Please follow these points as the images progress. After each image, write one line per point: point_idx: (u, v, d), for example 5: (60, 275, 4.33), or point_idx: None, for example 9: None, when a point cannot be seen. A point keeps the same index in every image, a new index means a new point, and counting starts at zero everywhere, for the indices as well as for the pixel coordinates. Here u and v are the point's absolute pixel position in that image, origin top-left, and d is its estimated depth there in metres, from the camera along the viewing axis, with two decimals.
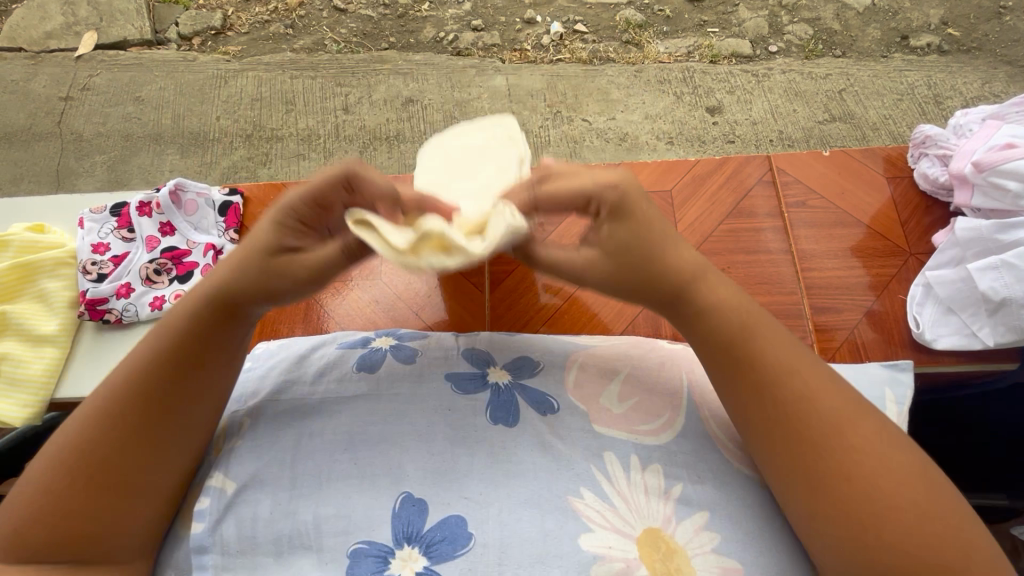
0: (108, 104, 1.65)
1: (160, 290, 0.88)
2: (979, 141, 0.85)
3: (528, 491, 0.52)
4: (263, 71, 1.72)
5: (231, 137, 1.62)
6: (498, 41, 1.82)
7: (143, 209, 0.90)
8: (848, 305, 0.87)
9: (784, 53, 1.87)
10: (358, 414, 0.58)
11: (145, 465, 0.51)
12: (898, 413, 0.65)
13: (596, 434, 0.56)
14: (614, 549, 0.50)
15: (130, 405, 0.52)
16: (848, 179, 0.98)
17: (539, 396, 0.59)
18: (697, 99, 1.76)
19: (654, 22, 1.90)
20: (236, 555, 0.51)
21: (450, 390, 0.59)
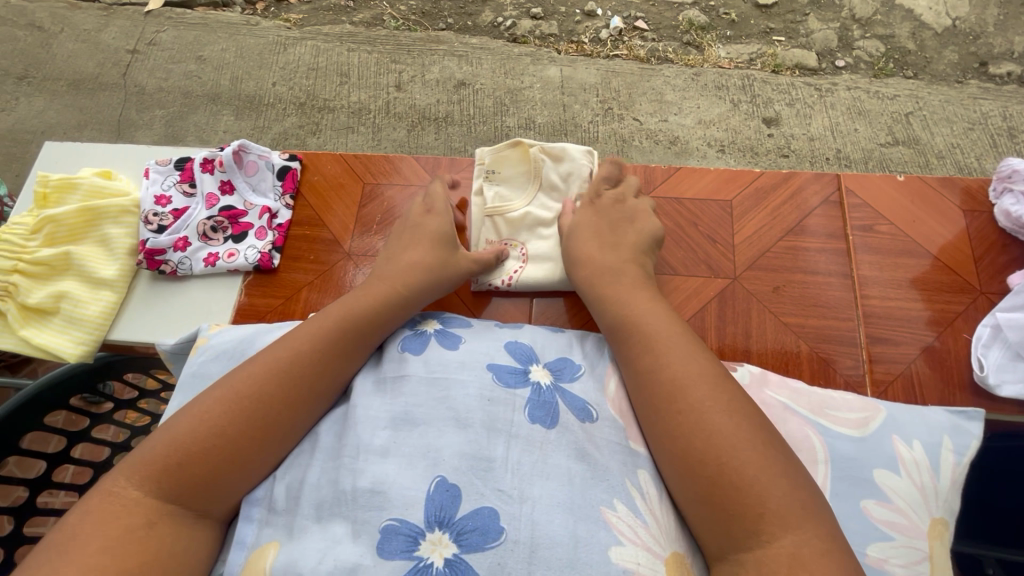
0: (172, 61, 1.69)
1: (215, 248, 0.91)
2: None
3: (563, 494, 0.52)
4: (321, 41, 1.74)
5: (285, 104, 1.64)
6: (555, 31, 1.80)
7: (207, 166, 0.94)
8: (906, 339, 0.84)
9: (851, 69, 1.80)
10: (402, 395, 0.59)
11: (271, 426, 0.59)
12: (951, 463, 0.66)
13: (632, 450, 0.59)
14: (642, 567, 0.49)
15: (282, 373, 0.62)
16: (919, 207, 0.93)
17: (578, 401, 0.61)
18: (754, 108, 1.71)
19: (717, 25, 1.84)
20: (282, 512, 0.55)
21: (492, 380, 0.60)
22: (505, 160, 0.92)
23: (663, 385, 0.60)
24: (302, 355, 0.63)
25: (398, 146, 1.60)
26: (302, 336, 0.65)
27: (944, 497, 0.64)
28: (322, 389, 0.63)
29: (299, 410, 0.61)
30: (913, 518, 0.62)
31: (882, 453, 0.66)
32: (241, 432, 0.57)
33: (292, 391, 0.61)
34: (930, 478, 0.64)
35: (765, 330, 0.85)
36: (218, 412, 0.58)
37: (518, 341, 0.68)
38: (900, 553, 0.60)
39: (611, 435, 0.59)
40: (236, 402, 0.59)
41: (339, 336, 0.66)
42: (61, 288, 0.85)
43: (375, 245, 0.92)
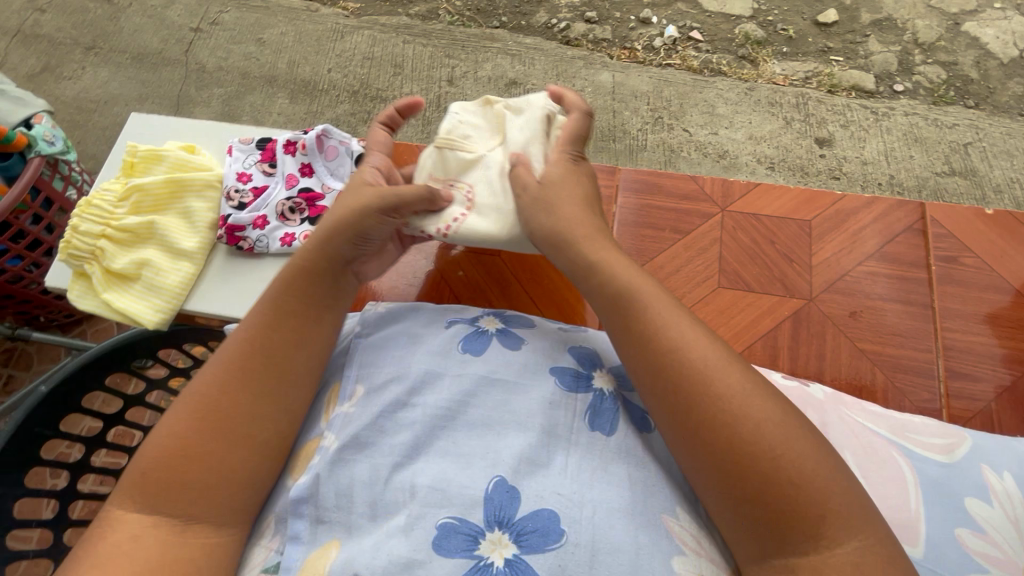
0: (232, 41, 1.73)
1: (292, 228, 0.93)
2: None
3: (623, 502, 0.52)
4: (378, 31, 1.76)
5: (338, 91, 1.67)
6: (608, 37, 1.80)
7: (290, 147, 0.96)
8: (987, 375, 0.82)
9: (910, 94, 1.76)
10: (461, 392, 0.60)
11: (243, 427, 0.59)
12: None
13: None
14: None
15: (236, 371, 0.61)
16: (1005, 241, 0.92)
17: (638, 413, 0.63)
18: (806, 127, 1.68)
19: (773, 41, 1.83)
20: (333, 510, 0.54)
21: (554, 384, 0.61)
22: (476, 115, 0.88)
23: (678, 380, 0.58)
24: (258, 342, 0.63)
25: None
26: (256, 323, 0.65)
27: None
28: (302, 366, 0.65)
29: (284, 394, 0.63)
30: (1008, 552, 0.60)
31: (970, 479, 0.65)
32: (234, 425, 0.59)
33: (268, 375, 0.62)
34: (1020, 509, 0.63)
35: (839, 355, 0.84)
36: (207, 412, 0.59)
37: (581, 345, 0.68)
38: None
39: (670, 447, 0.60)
40: (210, 401, 0.59)
41: (290, 312, 0.66)
42: (145, 257, 0.90)
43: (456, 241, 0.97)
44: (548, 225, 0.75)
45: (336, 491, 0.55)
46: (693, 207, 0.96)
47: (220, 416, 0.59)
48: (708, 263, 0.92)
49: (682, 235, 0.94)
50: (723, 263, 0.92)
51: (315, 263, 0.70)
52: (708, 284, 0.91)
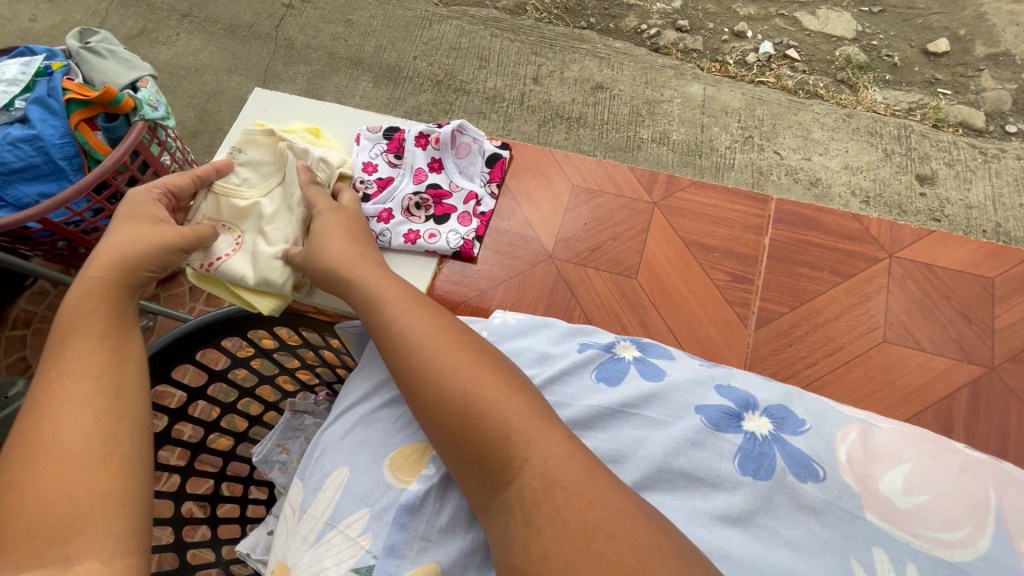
0: (322, 20, 1.73)
1: (416, 224, 0.96)
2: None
3: (769, 558, 0.54)
4: (466, 22, 1.73)
5: (422, 80, 1.65)
6: (700, 48, 1.74)
7: (422, 141, 0.98)
8: None
9: (1023, 137, 1.64)
10: (601, 431, 0.64)
11: (97, 451, 0.54)
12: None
13: (867, 522, 0.56)
14: None
15: (65, 394, 0.56)
16: None
17: (803, 460, 0.60)
18: (907, 162, 1.58)
19: (877, 67, 1.73)
20: (439, 533, 0.57)
21: (700, 424, 0.63)
22: (256, 146, 0.90)
23: (407, 361, 0.62)
24: (74, 360, 0.59)
25: (527, 139, 1.58)
26: (74, 341, 0.60)
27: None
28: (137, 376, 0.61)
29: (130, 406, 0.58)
30: None
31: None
32: (80, 442, 0.53)
33: (107, 387, 0.58)
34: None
35: (1019, 433, 0.86)
36: (53, 434, 0.53)
37: (731, 383, 0.68)
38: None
39: (841, 503, 0.57)
40: (34, 430, 0.54)
41: (99, 320, 0.63)
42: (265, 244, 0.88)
43: (613, 256, 1.00)
44: (317, 264, 0.78)
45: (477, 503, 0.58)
46: (853, 248, 0.99)
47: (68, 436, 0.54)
48: (872, 311, 0.95)
49: (842, 279, 0.97)
50: (888, 314, 0.94)
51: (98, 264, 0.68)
52: (869, 334, 0.93)
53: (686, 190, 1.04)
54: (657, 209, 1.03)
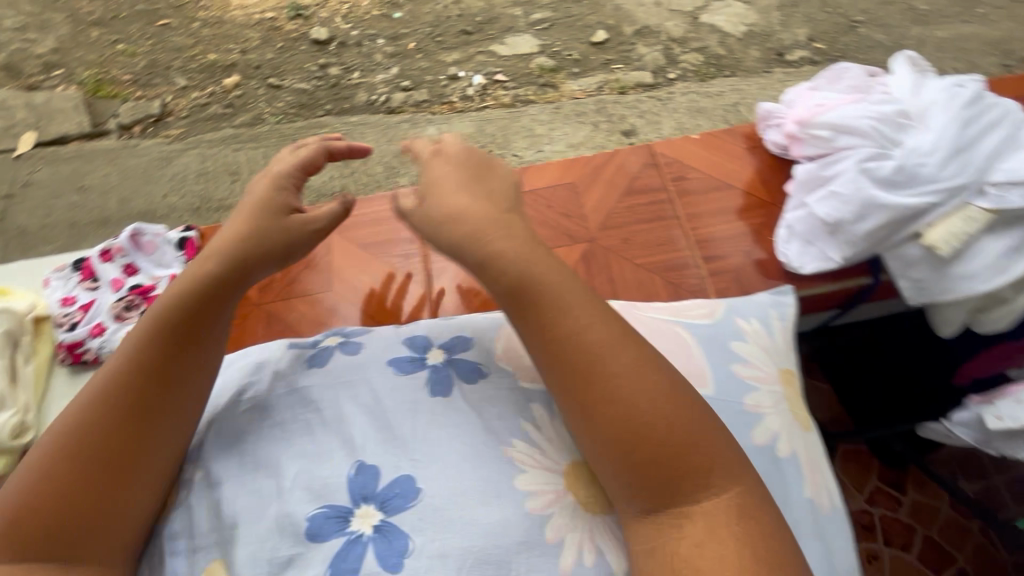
0: (52, 196, 1.70)
1: (133, 326, 0.92)
2: (804, 106, 1.05)
3: (461, 448, 0.62)
4: (206, 148, 1.81)
5: (180, 212, 1.68)
6: (427, 97, 2.03)
7: (106, 257, 0.98)
8: (737, 252, 1.02)
9: (682, 78, 2.12)
10: (309, 407, 0.67)
11: (115, 465, 0.57)
12: (781, 328, 0.76)
13: (524, 390, 0.68)
14: (544, 487, 0.61)
15: (94, 419, 0.58)
16: (718, 152, 1.15)
17: (466, 362, 0.71)
18: (611, 125, 1.95)
19: (564, 66, 2.13)
20: (204, 540, 0.60)
21: (393, 372, 0.70)
22: None
23: (486, 257, 0.65)
24: (143, 388, 0.60)
25: None
26: (117, 364, 0.61)
27: (783, 353, 0.73)
28: (175, 404, 0.62)
29: (137, 444, 0.59)
30: (768, 369, 0.70)
31: (731, 329, 0.73)
32: (73, 477, 0.55)
33: (120, 426, 0.58)
34: (769, 340, 0.73)
35: (631, 275, 1.01)
36: (46, 464, 0.55)
37: (414, 336, 0.75)
38: (767, 397, 0.67)
39: (503, 384, 0.69)
40: (55, 447, 0.56)
41: (175, 350, 0.63)
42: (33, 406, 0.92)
43: (302, 286, 1.08)
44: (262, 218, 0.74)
45: (220, 530, 0.60)
46: None
47: (59, 474, 0.55)
48: None
49: None
50: None
51: (192, 287, 0.66)
52: None
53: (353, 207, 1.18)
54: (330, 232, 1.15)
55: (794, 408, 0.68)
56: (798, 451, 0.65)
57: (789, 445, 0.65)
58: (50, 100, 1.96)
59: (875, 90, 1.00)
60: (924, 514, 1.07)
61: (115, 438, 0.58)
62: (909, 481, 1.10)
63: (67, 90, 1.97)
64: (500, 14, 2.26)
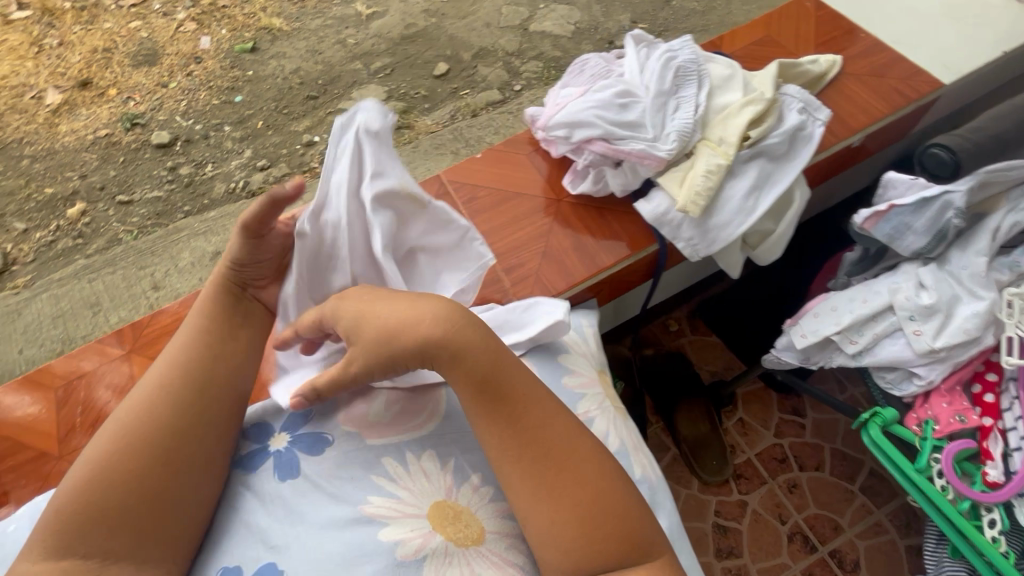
0: None
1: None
2: (549, 105, 0.98)
3: (325, 520, 0.69)
4: (56, 288, 1.69)
5: (42, 362, 1.56)
6: (287, 171, 2.01)
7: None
8: (530, 256, 0.95)
9: (528, 87, 2.21)
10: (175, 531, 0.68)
11: (168, 455, 0.69)
12: (591, 335, 0.90)
13: (371, 446, 0.74)
14: (407, 532, 0.68)
15: (149, 419, 0.70)
16: (501, 162, 1.06)
17: (315, 438, 0.75)
18: (471, 149, 2.00)
19: (415, 105, 2.17)
20: None
21: (243, 474, 0.74)
22: None
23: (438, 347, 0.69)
24: (170, 423, 0.70)
25: None
26: (151, 400, 0.71)
27: (596, 355, 0.87)
28: (212, 432, 0.72)
29: (180, 471, 0.69)
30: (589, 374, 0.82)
31: (558, 346, 0.84)
32: (131, 494, 0.66)
33: (160, 455, 0.68)
34: (584, 347, 0.86)
35: None
36: (104, 486, 0.65)
37: (280, 429, 0.78)
38: (592, 400, 0.80)
39: (351, 449, 0.74)
40: (118, 441, 0.68)
41: (190, 396, 0.72)
42: None
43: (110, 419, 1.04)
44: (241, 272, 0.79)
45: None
46: None
47: (117, 493, 0.65)
48: None
49: None
50: None
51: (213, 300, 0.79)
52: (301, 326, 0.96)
53: (150, 328, 1.13)
54: (133, 358, 1.10)
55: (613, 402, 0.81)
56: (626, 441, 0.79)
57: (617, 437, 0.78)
58: None
59: (612, 75, 0.95)
60: (826, 428, 1.15)
61: (160, 465, 0.68)
62: (805, 402, 1.18)
63: None
64: (341, 71, 2.26)
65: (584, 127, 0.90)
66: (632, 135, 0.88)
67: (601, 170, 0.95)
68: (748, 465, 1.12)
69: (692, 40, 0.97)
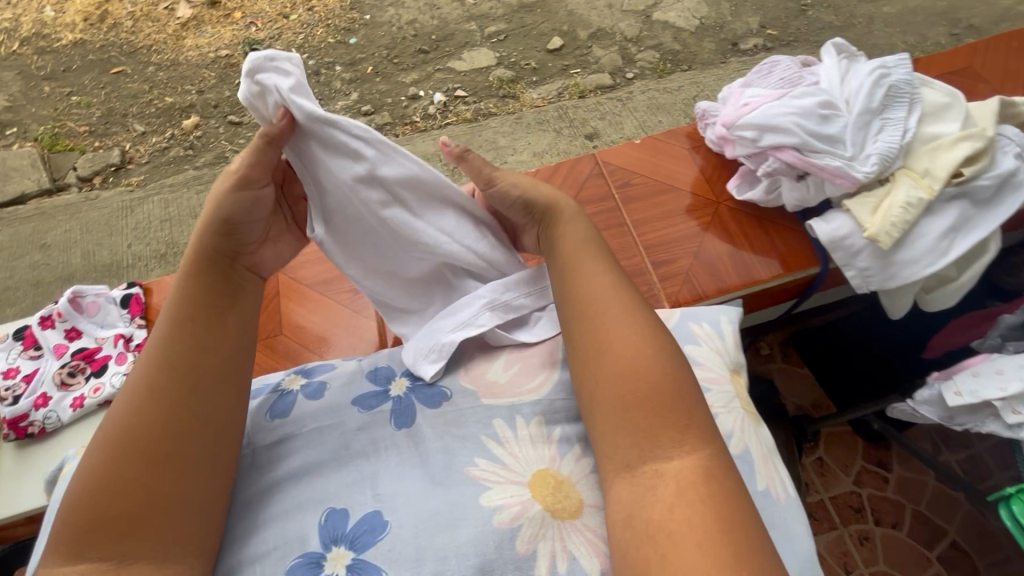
0: (12, 258, 1.66)
1: (79, 390, 0.82)
2: (730, 105, 0.88)
3: (435, 476, 0.58)
4: (167, 194, 1.77)
5: (145, 260, 1.65)
6: (389, 120, 2.02)
7: (46, 323, 0.86)
8: (681, 255, 0.87)
9: (640, 77, 2.12)
10: (281, 456, 0.61)
11: (169, 436, 0.55)
12: (732, 331, 0.70)
13: (485, 406, 0.63)
14: (509, 498, 0.56)
15: (144, 394, 0.56)
16: (659, 156, 0.99)
17: (432, 390, 0.66)
18: (575, 130, 1.96)
19: (523, 75, 2.13)
20: None
21: (356, 411, 0.64)
22: None
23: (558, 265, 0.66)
24: (152, 421, 0.55)
25: None
26: (127, 404, 0.56)
27: (733, 354, 0.68)
28: (211, 418, 0.57)
29: (179, 468, 0.54)
30: (719, 369, 0.66)
31: (684, 333, 0.68)
32: (120, 508, 0.52)
33: (147, 458, 0.54)
34: (720, 342, 0.68)
35: None
36: (86, 508, 0.52)
37: (377, 366, 0.70)
38: (719, 398, 0.63)
39: (467, 407, 0.64)
40: (114, 429, 0.55)
41: (176, 386, 0.57)
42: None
43: None
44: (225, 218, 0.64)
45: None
46: None
47: (102, 508, 0.52)
48: None
49: None
50: None
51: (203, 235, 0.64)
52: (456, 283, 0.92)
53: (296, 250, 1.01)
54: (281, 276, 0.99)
55: (745, 406, 0.65)
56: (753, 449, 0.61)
57: (743, 441, 0.61)
58: (6, 159, 1.84)
59: (805, 83, 0.84)
60: (912, 489, 1.07)
61: (147, 473, 0.53)
62: (894, 457, 1.10)
63: (22, 146, 1.86)
64: (455, 30, 2.25)
65: (776, 132, 0.79)
66: (828, 149, 0.77)
67: (778, 181, 0.84)
68: (819, 506, 1.07)
69: (911, 58, 0.82)
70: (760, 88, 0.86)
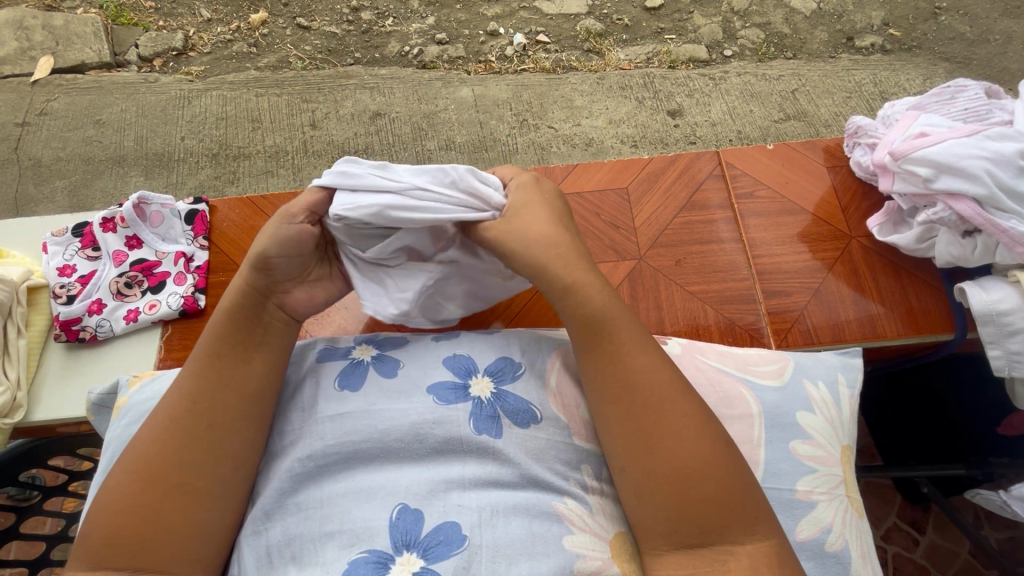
0: (67, 128, 1.63)
1: (134, 303, 0.81)
2: (898, 130, 0.77)
3: (515, 497, 0.54)
4: (227, 90, 1.68)
5: (197, 157, 1.60)
6: (462, 54, 1.74)
7: (107, 225, 0.83)
8: (797, 288, 0.83)
9: (738, 57, 1.80)
10: (349, 431, 0.57)
11: (211, 427, 0.56)
12: (849, 397, 0.68)
13: (576, 447, 0.59)
14: (592, 550, 0.53)
15: (187, 397, 0.57)
16: (790, 169, 0.92)
17: (521, 407, 0.60)
18: (657, 103, 1.72)
19: (613, 31, 1.80)
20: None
21: (432, 401, 0.59)
22: None
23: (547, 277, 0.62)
24: (166, 444, 0.55)
25: None
26: (161, 425, 0.56)
27: (847, 427, 0.66)
28: (244, 402, 0.58)
29: (216, 454, 0.55)
30: (829, 449, 0.63)
31: (801, 398, 0.65)
32: (148, 522, 0.52)
33: (166, 480, 0.53)
34: (836, 411, 0.66)
35: (673, 302, 0.82)
36: (107, 519, 0.52)
37: (457, 353, 0.65)
38: (822, 482, 0.61)
39: (556, 436, 0.59)
40: (154, 434, 0.55)
41: (193, 417, 0.56)
42: (40, 368, 0.79)
43: None
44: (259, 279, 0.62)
45: (257, 559, 0.53)
46: None
47: (141, 499, 0.52)
48: None
49: None
50: None
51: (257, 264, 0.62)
52: None
53: None
54: None
55: (851, 495, 0.62)
56: (850, 544, 0.59)
57: (841, 537, 0.59)
58: (67, 22, 1.73)
59: (994, 120, 0.74)
60: (941, 557, 1.00)
61: (169, 497, 0.53)
62: (931, 521, 1.03)
63: (87, 12, 1.74)
64: None
65: (962, 177, 0.69)
66: (1017, 211, 0.68)
67: (934, 230, 0.75)
68: None
69: None
70: (941, 116, 0.75)
